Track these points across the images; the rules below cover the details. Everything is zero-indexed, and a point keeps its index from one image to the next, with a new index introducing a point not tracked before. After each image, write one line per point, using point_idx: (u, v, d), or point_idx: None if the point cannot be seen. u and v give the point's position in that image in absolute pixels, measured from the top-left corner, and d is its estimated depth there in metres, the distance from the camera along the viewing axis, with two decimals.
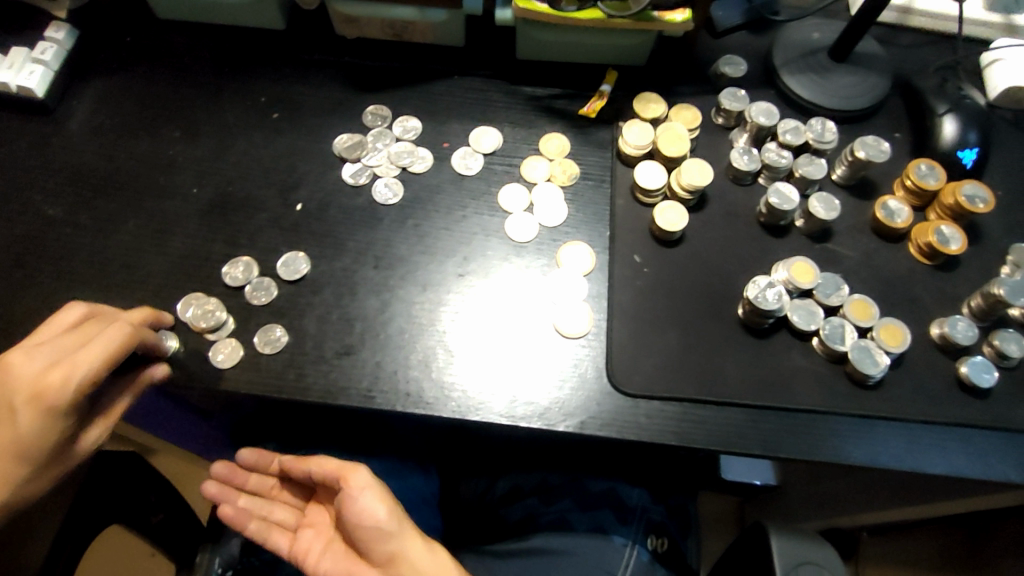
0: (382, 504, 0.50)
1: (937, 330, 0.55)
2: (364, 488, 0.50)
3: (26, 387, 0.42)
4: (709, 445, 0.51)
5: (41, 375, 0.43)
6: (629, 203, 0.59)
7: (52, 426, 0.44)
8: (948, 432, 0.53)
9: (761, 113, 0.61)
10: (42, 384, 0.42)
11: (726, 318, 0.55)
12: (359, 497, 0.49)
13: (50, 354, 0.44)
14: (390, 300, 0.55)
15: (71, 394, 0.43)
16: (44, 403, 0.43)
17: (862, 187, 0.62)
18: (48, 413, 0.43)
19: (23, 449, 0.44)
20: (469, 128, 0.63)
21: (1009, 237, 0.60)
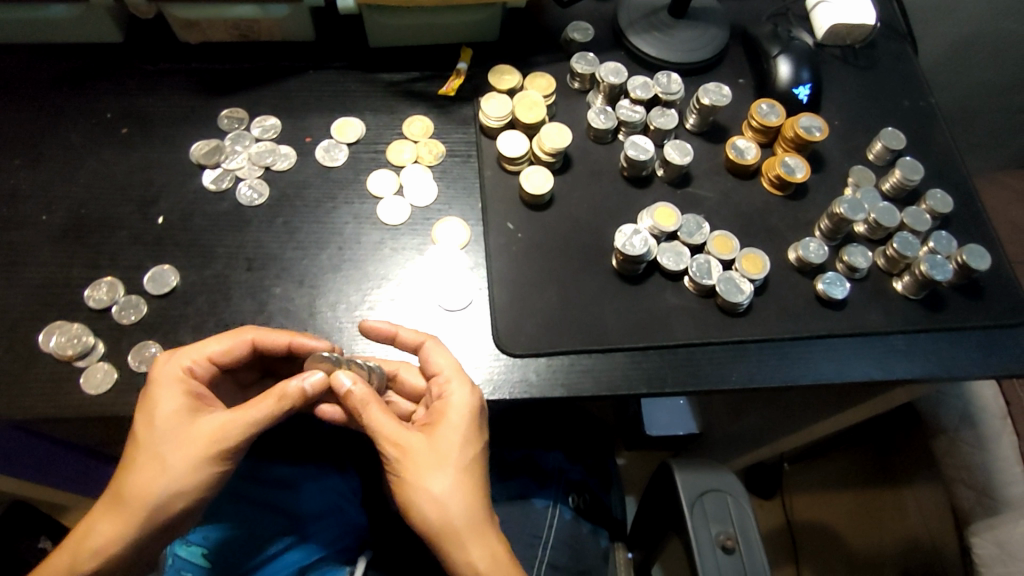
0: (444, 483, 0.43)
1: (794, 254, 0.60)
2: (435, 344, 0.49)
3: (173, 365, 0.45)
4: (598, 391, 0.53)
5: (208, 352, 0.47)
6: (497, 173, 0.61)
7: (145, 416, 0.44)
8: (813, 345, 0.57)
9: (610, 73, 0.63)
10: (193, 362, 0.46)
11: (601, 269, 0.58)
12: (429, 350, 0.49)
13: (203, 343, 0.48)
14: (268, 300, 0.54)
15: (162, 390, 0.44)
16: (183, 383, 0.45)
17: (714, 131, 0.65)
18: (165, 397, 0.44)
19: (154, 436, 0.43)
20: (330, 120, 0.62)
21: (848, 161, 0.65)
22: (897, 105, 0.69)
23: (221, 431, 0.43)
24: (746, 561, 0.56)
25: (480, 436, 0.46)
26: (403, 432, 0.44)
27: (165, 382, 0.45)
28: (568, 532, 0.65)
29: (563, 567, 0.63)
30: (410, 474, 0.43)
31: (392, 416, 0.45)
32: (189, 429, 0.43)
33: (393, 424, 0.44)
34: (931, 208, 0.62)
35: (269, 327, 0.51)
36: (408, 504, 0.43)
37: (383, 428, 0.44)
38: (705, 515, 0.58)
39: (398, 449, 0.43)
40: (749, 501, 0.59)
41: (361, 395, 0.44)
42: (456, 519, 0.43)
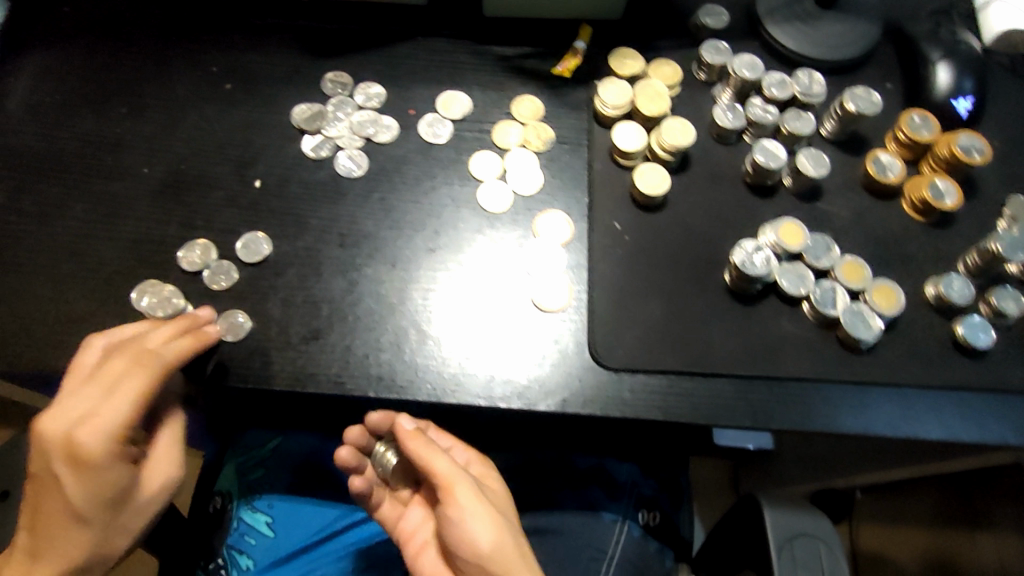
0: (487, 533, 0.45)
1: (932, 290, 0.53)
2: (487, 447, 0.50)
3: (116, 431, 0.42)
4: (697, 419, 0.49)
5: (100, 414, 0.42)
6: (607, 167, 0.56)
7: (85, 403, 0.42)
8: (943, 396, 0.51)
9: (745, 66, 0.57)
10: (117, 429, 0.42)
11: (712, 284, 0.53)
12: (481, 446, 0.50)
13: (79, 404, 0.42)
14: (357, 280, 0.52)
15: (98, 383, 0.43)
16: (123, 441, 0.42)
17: (853, 141, 0.59)
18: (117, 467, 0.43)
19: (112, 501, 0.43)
20: (436, 94, 0.59)
21: (1006, 189, 0.58)
22: None
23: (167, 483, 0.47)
24: None
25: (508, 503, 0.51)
26: (459, 475, 0.46)
27: (108, 369, 0.43)
28: (635, 551, 0.63)
29: None
30: (457, 509, 0.45)
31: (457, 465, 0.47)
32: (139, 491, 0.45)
33: (450, 465, 0.46)
34: None
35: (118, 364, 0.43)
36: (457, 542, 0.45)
37: (438, 469, 0.46)
38: (795, 561, 0.53)
39: (448, 488, 0.45)
40: (841, 551, 0.55)
41: (410, 432, 0.48)
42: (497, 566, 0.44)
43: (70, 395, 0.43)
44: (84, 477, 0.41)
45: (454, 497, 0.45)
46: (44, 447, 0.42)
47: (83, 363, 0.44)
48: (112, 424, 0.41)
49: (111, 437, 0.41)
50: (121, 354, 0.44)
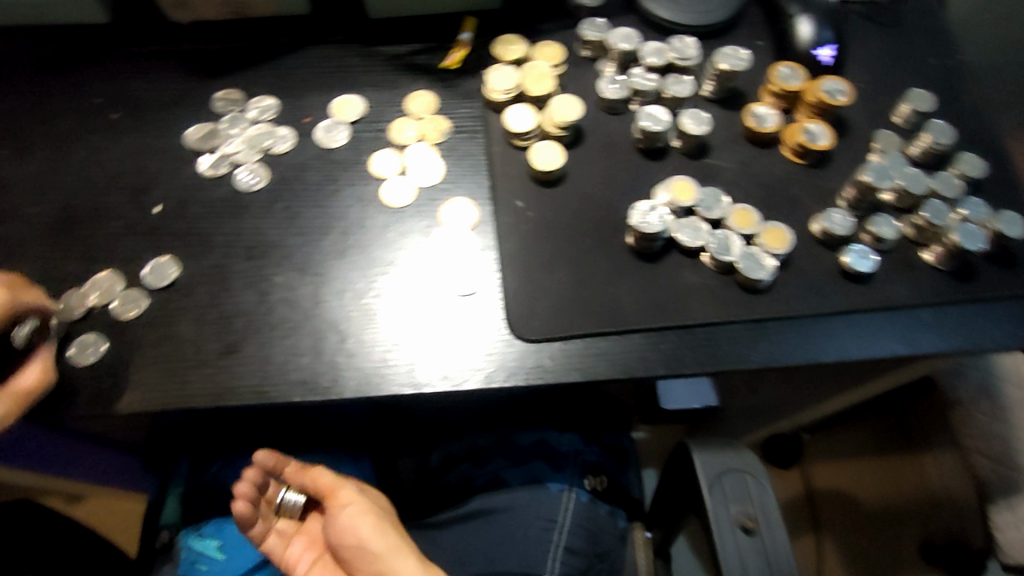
0: (366, 521, 0.54)
1: (817, 226, 0.57)
2: (348, 504, 0.55)
3: None
4: (615, 375, 0.51)
5: None
6: (502, 150, 0.58)
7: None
8: (838, 322, 0.55)
9: (621, 40, 0.60)
10: None
11: (615, 248, 0.55)
12: (345, 512, 0.55)
13: None
14: (271, 290, 0.53)
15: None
16: None
17: (732, 98, 0.62)
18: None
19: None
20: (329, 99, 0.60)
21: (874, 125, 0.62)
22: (924, 64, 0.65)
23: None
24: (767, 542, 0.55)
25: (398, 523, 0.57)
26: (340, 484, 0.57)
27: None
28: (585, 515, 0.64)
29: (581, 551, 0.62)
30: (343, 503, 0.55)
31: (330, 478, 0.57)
32: None
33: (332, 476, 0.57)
34: (962, 172, 0.59)
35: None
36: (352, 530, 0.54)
37: (324, 479, 0.57)
38: (724, 495, 0.56)
39: (333, 493, 0.56)
40: (770, 481, 0.58)
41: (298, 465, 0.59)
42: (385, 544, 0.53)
43: None
44: None
45: (338, 497, 0.56)
46: None
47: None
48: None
49: None
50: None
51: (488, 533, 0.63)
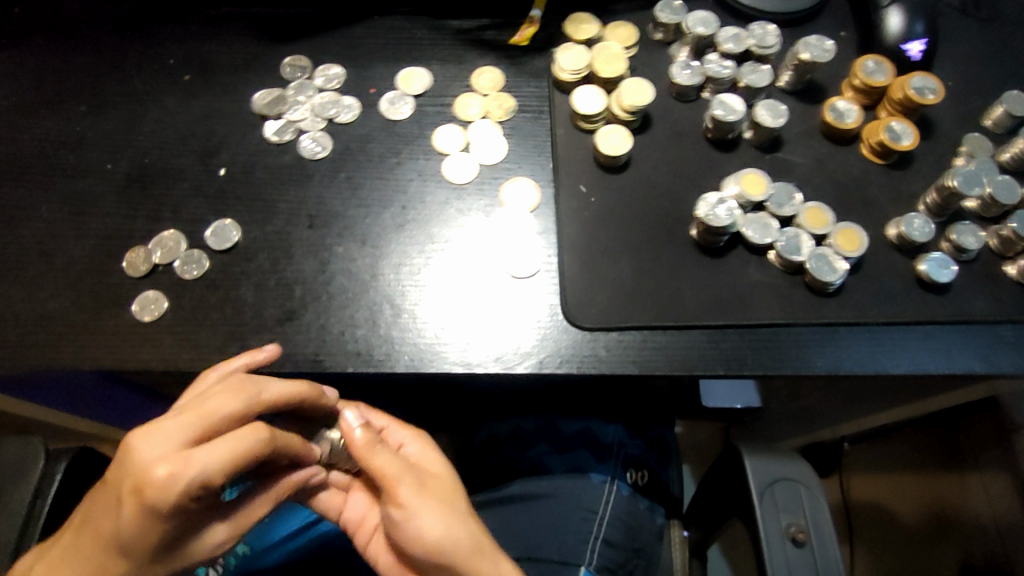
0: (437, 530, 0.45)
1: (894, 231, 0.54)
2: (413, 515, 0.45)
3: (132, 476, 0.36)
4: (672, 371, 0.50)
5: (150, 466, 0.36)
6: (568, 132, 0.57)
7: (185, 531, 0.39)
8: (909, 333, 0.52)
9: (699, 24, 0.57)
10: (145, 478, 0.36)
11: (679, 240, 0.53)
12: (411, 522, 0.45)
13: (173, 440, 0.37)
14: (330, 260, 0.53)
15: (199, 481, 0.36)
16: (144, 500, 0.36)
17: (810, 90, 0.59)
18: (148, 517, 0.37)
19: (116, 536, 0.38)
20: (396, 71, 0.59)
21: (963, 127, 0.59)
22: (1023, 64, 0.61)
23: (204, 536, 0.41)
24: (816, 555, 0.53)
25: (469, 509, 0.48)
26: (402, 476, 0.45)
27: (257, 505, 0.44)
28: (625, 509, 0.63)
29: (618, 544, 0.61)
30: (402, 506, 0.45)
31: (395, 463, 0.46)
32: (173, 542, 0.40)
33: (393, 465, 0.45)
34: None
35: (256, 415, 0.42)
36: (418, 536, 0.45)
37: (382, 470, 0.45)
38: (776, 505, 0.54)
39: (393, 490, 0.45)
40: (822, 492, 0.56)
41: (361, 440, 0.46)
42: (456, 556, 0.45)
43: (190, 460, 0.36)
44: (138, 516, 0.36)
45: (396, 496, 0.45)
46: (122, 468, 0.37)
47: (209, 549, 0.41)
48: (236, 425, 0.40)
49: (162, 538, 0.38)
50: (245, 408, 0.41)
51: (525, 519, 0.62)
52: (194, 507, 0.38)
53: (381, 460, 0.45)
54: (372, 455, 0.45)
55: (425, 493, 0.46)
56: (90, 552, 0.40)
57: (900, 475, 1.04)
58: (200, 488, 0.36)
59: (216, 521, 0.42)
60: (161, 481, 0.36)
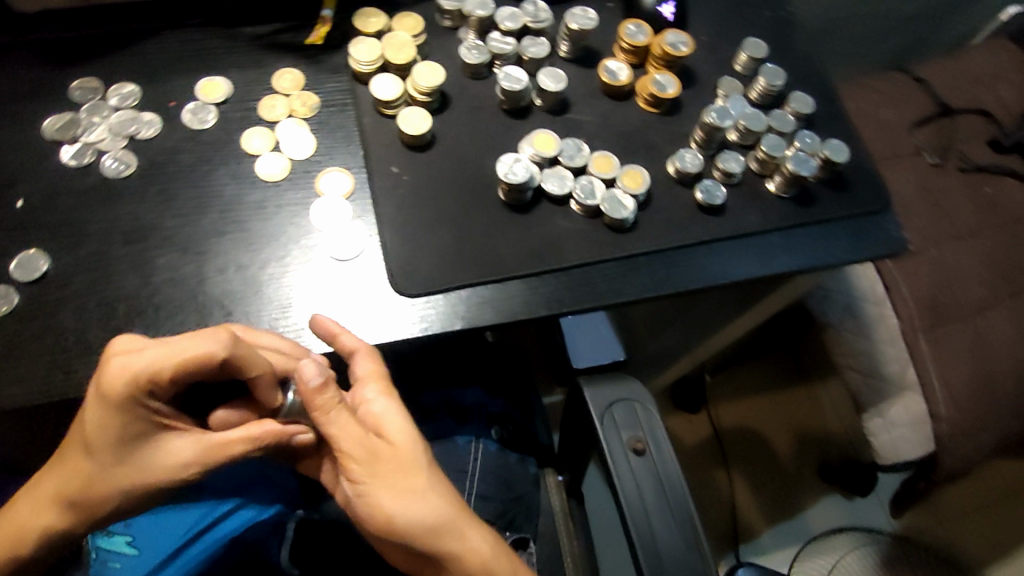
0: (397, 505, 0.46)
1: (672, 168, 0.62)
2: (374, 490, 0.47)
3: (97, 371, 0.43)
4: (498, 320, 0.55)
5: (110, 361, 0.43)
6: (374, 119, 0.60)
7: (144, 432, 0.44)
8: (698, 252, 0.60)
9: (477, 7, 0.63)
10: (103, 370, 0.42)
11: (489, 202, 0.58)
12: (372, 495, 0.47)
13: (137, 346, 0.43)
14: (151, 274, 0.53)
15: (142, 371, 0.42)
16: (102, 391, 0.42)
17: (587, 56, 0.66)
18: (103, 408, 0.43)
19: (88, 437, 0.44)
20: (194, 82, 0.60)
21: (718, 73, 0.68)
22: (758, 15, 0.72)
23: (173, 458, 0.46)
24: (656, 461, 0.60)
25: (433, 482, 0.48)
26: (360, 445, 0.47)
27: (227, 436, 0.47)
28: (495, 462, 0.70)
29: (493, 496, 0.69)
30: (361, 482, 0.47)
31: (356, 431, 0.47)
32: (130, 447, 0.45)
33: (351, 434, 0.47)
34: (795, 110, 0.65)
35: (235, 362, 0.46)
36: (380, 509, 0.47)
37: (339, 439, 0.46)
38: (615, 422, 0.61)
39: (351, 459, 0.47)
40: (656, 405, 0.63)
41: (319, 401, 0.46)
42: (417, 531, 0.47)
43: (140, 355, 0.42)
44: (98, 405, 0.43)
45: (355, 472, 0.47)
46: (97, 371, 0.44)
47: (171, 459, 0.46)
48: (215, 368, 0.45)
49: (120, 434, 0.44)
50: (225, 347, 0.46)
51: None
52: (149, 404, 0.44)
53: (335, 425, 0.46)
54: (326, 419, 0.46)
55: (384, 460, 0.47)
56: (72, 455, 0.46)
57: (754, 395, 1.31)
58: (146, 379, 0.42)
59: (178, 437, 0.46)
60: (113, 372, 0.42)
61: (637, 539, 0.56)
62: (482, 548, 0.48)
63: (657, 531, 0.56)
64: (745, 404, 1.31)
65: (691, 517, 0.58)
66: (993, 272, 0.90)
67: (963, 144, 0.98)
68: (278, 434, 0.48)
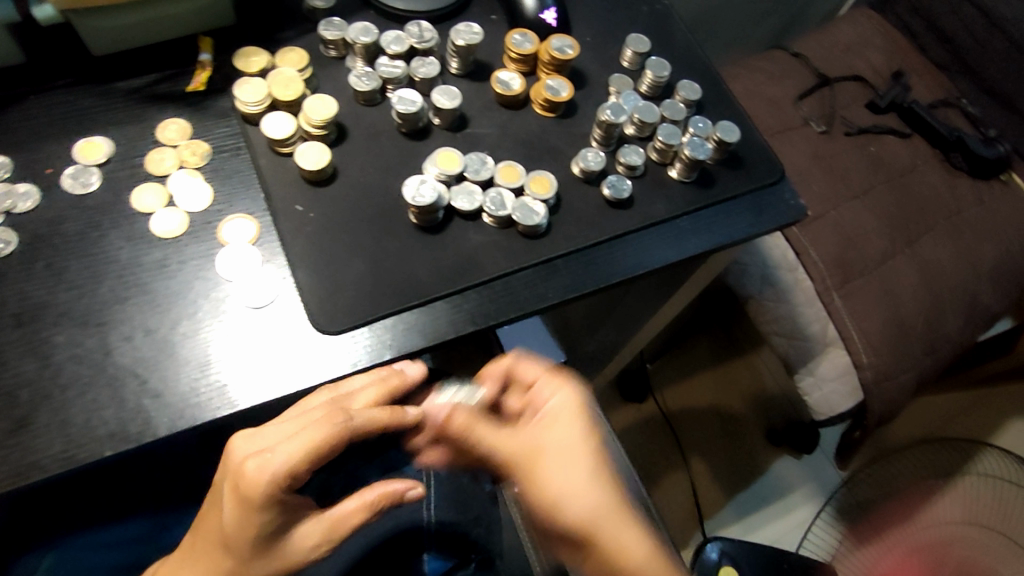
0: (570, 488, 0.47)
1: (577, 168, 0.63)
2: (550, 478, 0.47)
3: (230, 477, 0.44)
4: (428, 344, 0.54)
5: (244, 462, 0.43)
6: (271, 159, 0.58)
7: (277, 527, 0.45)
8: (613, 246, 0.61)
9: (360, 34, 0.62)
10: (238, 476, 0.43)
11: (400, 226, 0.58)
12: (551, 486, 0.47)
13: (272, 437, 0.45)
14: (50, 353, 0.50)
15: (279, 472, 0.42)
16: (238, 495, 0.43)
17: (478, 70, 0.67)
18: (242, 510, 0.43)
19: (227, 540, 0.44)
20: (71, 145, 0.57)
21: (606, 72, 0.70)
22: (637, 12, 0.74)
23: (307, 551, 0.46)
24: None
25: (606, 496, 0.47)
26: (587, 462, 0.48)
27: (342, 510, 0.48)
28: (449, 486, 0.70)
29: (453, 521, 0.68)
30: (535, 482, 0.47)
31: (497, 429, 0.49)
32: (253, 550, 0.45)
33: (495, 435, 0.48)
34: (684, 97, 0.68)
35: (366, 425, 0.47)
36: (621, 554, 0.46)
37: (489, 441, 0.48)
38: None
39: (528, 462, 0.48)
40: (597, 401, 0.64)
41: (460, 421, 0.49)
42: (659, 573, 0.47)
43: (278, 442, 0.44)
44: (236, 506, 0.43)
45: (535, 463, 0.47)
46: (229, 465, 0.45)
47: (300, 546, 0.46)
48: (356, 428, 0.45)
49: (256, 530, 0.44)
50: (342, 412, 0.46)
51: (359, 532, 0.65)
52: (284, 497, 0.44)
53: (486, 436, 0.48)
54: (475, 434, 0.49)
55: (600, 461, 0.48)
56: (208, 549, 0.47)
57: (697, 373, 1.36)
58: (282, 478, 0.42)
59: (303, 522, 0.46)
60: (251, 475, 0.42)
61: None
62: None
63: None
64: (689, 383, 1.34)
65: (645, 502, 0.58)
66: (890, 224, 0.96)
67: (846, 109, 1.05)
68: (388, 496, 0.48)
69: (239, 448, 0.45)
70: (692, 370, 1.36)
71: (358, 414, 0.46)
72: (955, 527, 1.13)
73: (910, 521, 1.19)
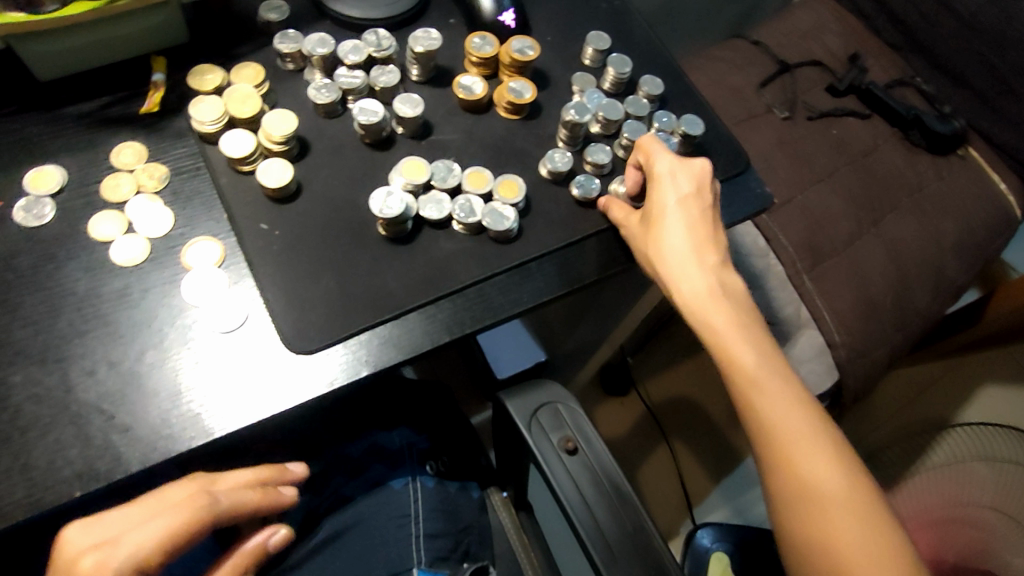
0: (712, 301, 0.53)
1: (544, 169, 0.63)
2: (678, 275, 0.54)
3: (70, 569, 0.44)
4: (404, 358, 0.53)
5: (88, 552, 0.44)
6: (232, 178, 0.57)
7: None
8: (585, 246, 0.61)
9: (317, 45, 0.61)
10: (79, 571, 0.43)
11: (369, 240, 0.57)
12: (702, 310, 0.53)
13: (114, 525, 0.45)
14: (10, 393, 0.48)
15: (125, 565, 0.43)
16: None
17: (440, 76, 0.66)
18: None
19: None
20: (20, 176, 0.55)
21: (569, 71, 0.70)
22: (596, 9, 0.74)
23: None
24: (590, 456, 0.60)
25: (744, 318, 0.53)
26: (693, 222, 0.55)
27: None
28: (436, 498, 0.68)
29: (441, 532, 0.66)
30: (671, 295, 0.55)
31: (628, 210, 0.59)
32: None
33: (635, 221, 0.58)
34: (647, 93, 0.68)
35: (233, 502, 0.49)
36: (768, 409, 0.50)
37: (616, 215, 0.59)
38: (542, 428, 0.61)
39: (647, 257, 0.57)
40: (578, 402, 0.63)
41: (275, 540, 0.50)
42: (811, 424, 0.50)
43: (131, 526, 0.45)
44: None
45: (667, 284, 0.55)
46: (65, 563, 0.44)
47: None
48: (213, 512, 0.47)
49: None
50: (198, 483, 0.48)
51: (347, 552, 0.64)
52: None
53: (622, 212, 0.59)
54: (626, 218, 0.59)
55: (704, 215, 0.56)
56: None
57: (677, 363, 1.37)
58: (131, 567, 0.43)
59: None
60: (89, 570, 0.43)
61: (586, 536, 0.56)
62: (832, 487, 0.48)
63: (605, 526, 0.57)
64: (669, 373, 1.36)
65: (631, 499, 0.58)
66: (855, 205, 0.98)
67: (806, 94, 1.06)
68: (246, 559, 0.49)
69: (73, 542, 0.45)
70: (672, 360, 1.37)
71: (216, 490, 0.48)
72: (979, 516, 0.86)
73: (955, 494, 0.94)
